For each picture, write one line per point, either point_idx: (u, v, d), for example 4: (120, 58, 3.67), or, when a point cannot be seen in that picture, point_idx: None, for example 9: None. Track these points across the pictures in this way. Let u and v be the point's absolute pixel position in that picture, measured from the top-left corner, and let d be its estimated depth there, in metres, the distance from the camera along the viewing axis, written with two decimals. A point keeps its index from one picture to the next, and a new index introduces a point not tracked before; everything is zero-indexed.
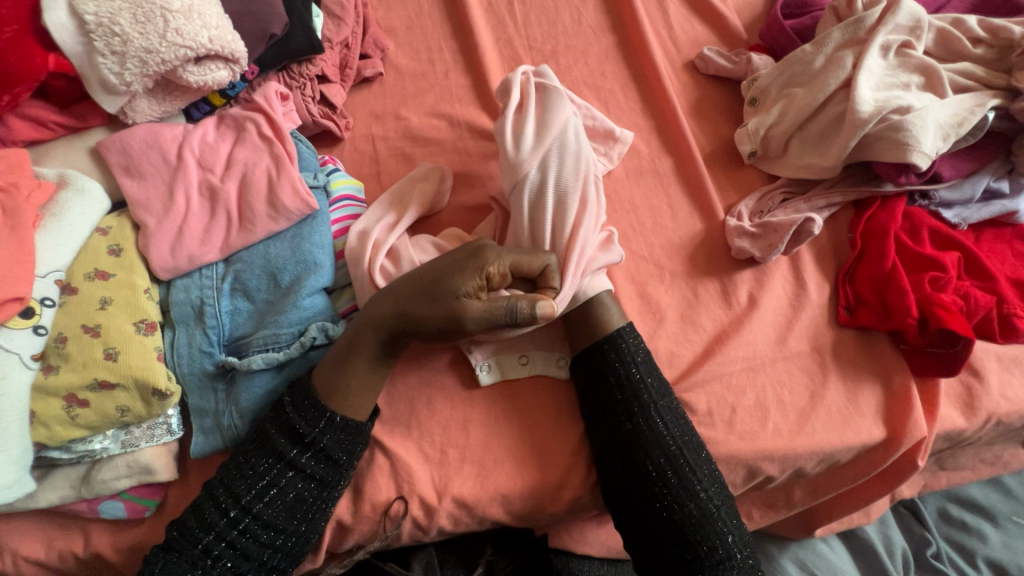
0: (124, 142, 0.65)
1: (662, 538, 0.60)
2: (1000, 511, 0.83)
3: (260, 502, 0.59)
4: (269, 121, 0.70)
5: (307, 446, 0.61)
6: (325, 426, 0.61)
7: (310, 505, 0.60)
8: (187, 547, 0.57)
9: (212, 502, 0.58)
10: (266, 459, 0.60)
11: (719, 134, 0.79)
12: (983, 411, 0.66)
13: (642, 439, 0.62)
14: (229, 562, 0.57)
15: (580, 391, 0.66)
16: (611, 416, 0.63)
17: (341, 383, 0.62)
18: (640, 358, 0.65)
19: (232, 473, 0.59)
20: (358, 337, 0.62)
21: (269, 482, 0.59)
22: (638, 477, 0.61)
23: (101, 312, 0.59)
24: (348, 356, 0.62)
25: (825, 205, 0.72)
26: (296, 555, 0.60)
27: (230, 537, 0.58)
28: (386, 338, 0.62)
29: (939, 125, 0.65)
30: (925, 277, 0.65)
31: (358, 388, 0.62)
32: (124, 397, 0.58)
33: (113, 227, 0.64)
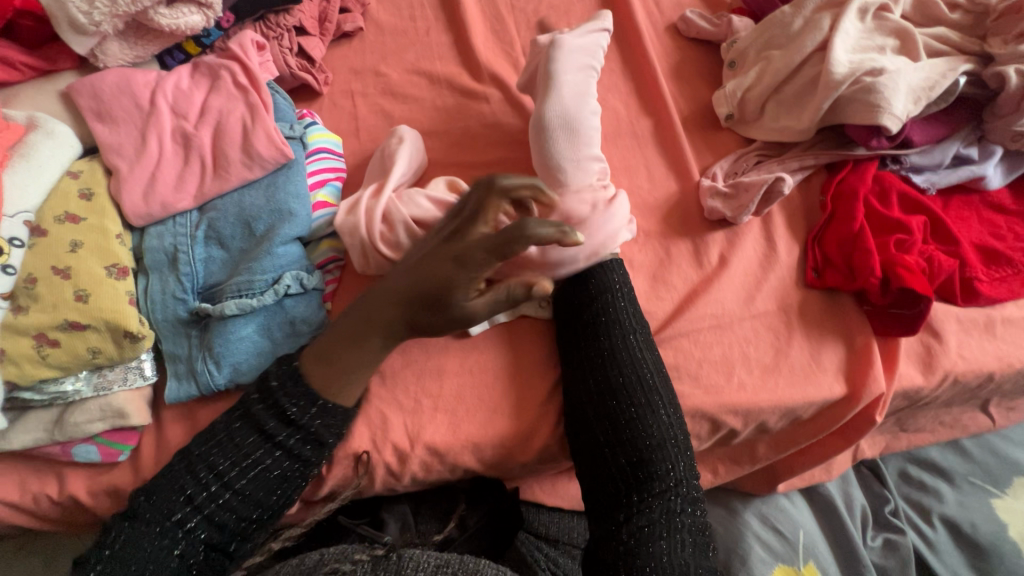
0: (95, 86, 0.65)
1: (615, 456, 0.62)
2: (957, 473, 0.86)
3: (243, 478, 0.59)
4: (245, 69, 0.69)
5: (296, 429, 0.61)
6: (318, 411, 0.62)
7: (290, 483, 0.61)
8: (163, 517, 0.57)
9: (191, 474, 0.58)
10: (252, 438, 0.60)
11: (698, 96, 0.80)
12: (941, 369, 0.68)
13: (617, 361, 0.64)
14: (203, 531, 0.58)
15: (562, 312, 0.68)
16: (589, 337, 0.66)
17: (338, 372, 0.61)
18: (626, 290, 0.68)
19: (214, 450, 0.59)
20: (355, 334, 0.60)
21: (253, 461, 0.60)
22: (608, 396, 0.63)
23: (72, 255, 0.59)
24: (346, 347, 0.60)
25: (798, 168, 0.72)
26: (266, 526, 0.61)
27: (208, 508, 0.58)
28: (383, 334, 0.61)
29: (911, 88, 0.66)
30: (891, 239, 0.67)
31: (356, 378, 0.62)
32: (95, 338, 0.58)
33: (84, 171, 0.64)
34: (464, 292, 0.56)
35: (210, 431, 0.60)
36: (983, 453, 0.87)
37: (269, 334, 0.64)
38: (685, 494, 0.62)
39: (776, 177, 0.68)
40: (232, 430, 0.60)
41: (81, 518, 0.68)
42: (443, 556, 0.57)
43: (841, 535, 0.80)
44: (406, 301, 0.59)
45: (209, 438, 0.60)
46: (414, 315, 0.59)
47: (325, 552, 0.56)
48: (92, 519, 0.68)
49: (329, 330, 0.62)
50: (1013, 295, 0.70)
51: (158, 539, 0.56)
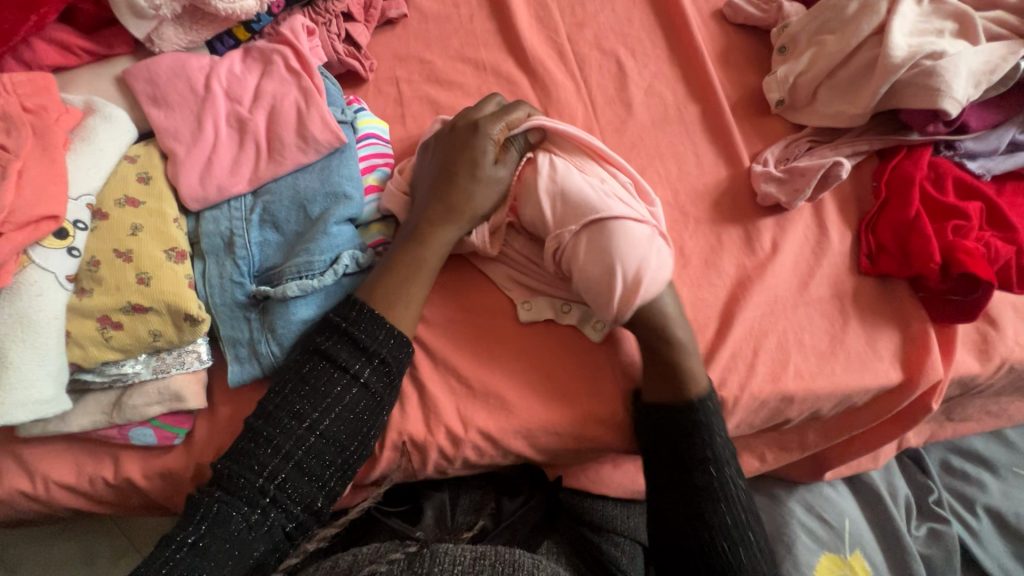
0: (151, 70, 0.65)
1: (694, 563, 0.61)
2: (1002, 464, 0.85)
3: (326, 418, 0.59)
4: (296, 54, 0.69)
5: (368, 358, 0.61)
6: (387, 337, 0.61)
7: (368, 420, 0.60)
8: (252, 475, 0.56)
9: (276, 427, 0.58)
10: (327, 375, 0.60)
11: (746, 82, 0.79)
12: (997, 356, 0.67)
13: (705, 459, 0.62)
14: (291, 484, 0.57)
15: (643, 422, 0.65)
16: (678, 442, 0.63)
17: (399, 291, 0.63)
18: (722, 440, 0.63)
19: (293, 398, 0.59)
20: (418, 234, 0.65)
21: (332, 399, 0.59)
22: (687, 484, 0.62)
23: (133, 238, 0.59)
24: (402, 268, 0.63)
25: (851, 153, 0.72)
26: (349, 475, 0.60)
27: (293, 459, 0.57)
28: (443, 227, 0.65)
29: (972, 72, 0.65)
30: (949, 224, 0.66)
31: (412, 301, 0.63)
32: (157, 321, 0.59)
33: (141, 155, 0.64)
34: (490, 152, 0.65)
35: (283, 377, 0.60)
36: None
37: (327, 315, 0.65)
38: None
39: (834, 162, 0.68)
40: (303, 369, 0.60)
41: (136, 501, 0.69)
42: (479, 549, 0.56)
43: (885, 524, 0.80)
44: (441, 200, 0.65)
45: (282, 385, 0.60)
46: (462, 195, 0.65)
47: (361, 552, 0.56)
48: (146, 502, 0.69)
49: (381, 263, 0.65)
50: None
51: (248, 506, 0.55)
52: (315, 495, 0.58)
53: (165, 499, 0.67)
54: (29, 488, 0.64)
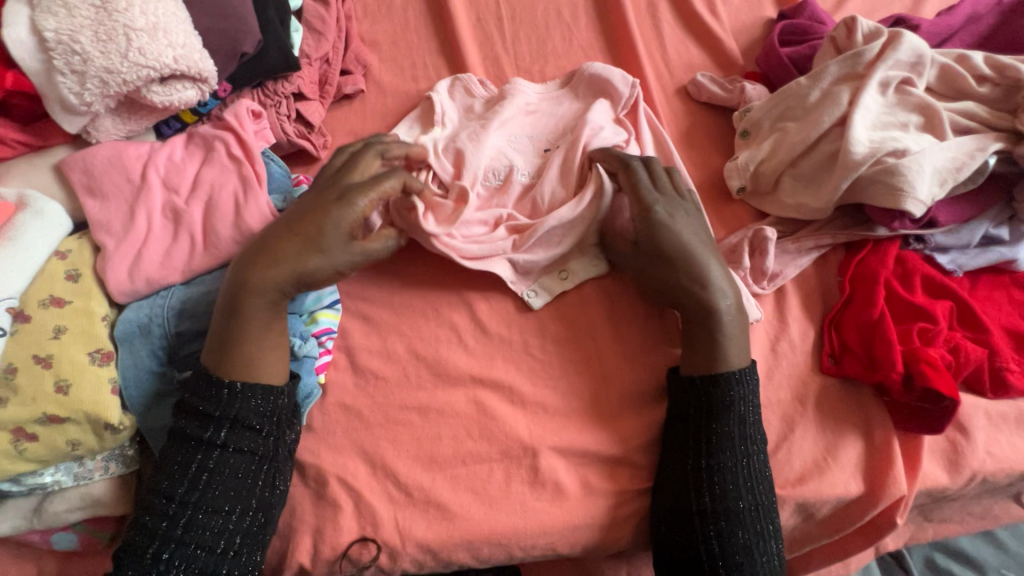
0: (87, 161, 0.63)
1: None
2: (990, 564, 0.80)
3: (194, 489, 0.56)
4: (240, 141, 0.68)
5: (218, 422, 0.57)
6: (229, 397, 0.58)
7: (251, 474, 0.58)
8: (161, 512, 0.55)
9: (150, 508, 0.56)
10: (184, 449, 0.57)
11: (710, 164, 0.76)
12: (969, 469, 0.63)
13: (729, 483, 0.60)
14: (179, 559, 0.54)
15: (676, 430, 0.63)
16: (704, 456, 0.61)
17: (241, 354, 0.58)
18: (752, 477, 0.61)
19: (160, 477, 0.56)
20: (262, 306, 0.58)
21: (195, 468, 0.56)
22: (704, 411, 0.61)
23: (54, 342, 0.57)
24: (235, 311, 0.58)
25: (813, 247, 0.69)
26: (255, 533, 0.58)
27: (199, 483, 0.56)
28: (287, 273, 0.59)
29: (937, 170, 0.62)
30: (914, 328, 0.63)
31: (255, 343, 0.59)
32: (75, 430, 0.56)
33: (72, 251, 0.62)
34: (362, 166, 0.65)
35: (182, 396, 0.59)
36: (1019, 545, 0.81)
37: None
38: None
39: (759, 228, 0.67)
40: (203, 373, 0.58)
41: None
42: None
43: None
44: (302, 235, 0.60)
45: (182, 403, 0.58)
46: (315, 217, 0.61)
47: None
48: None
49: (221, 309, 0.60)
50: None
51: None
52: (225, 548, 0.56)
53: None
54: None
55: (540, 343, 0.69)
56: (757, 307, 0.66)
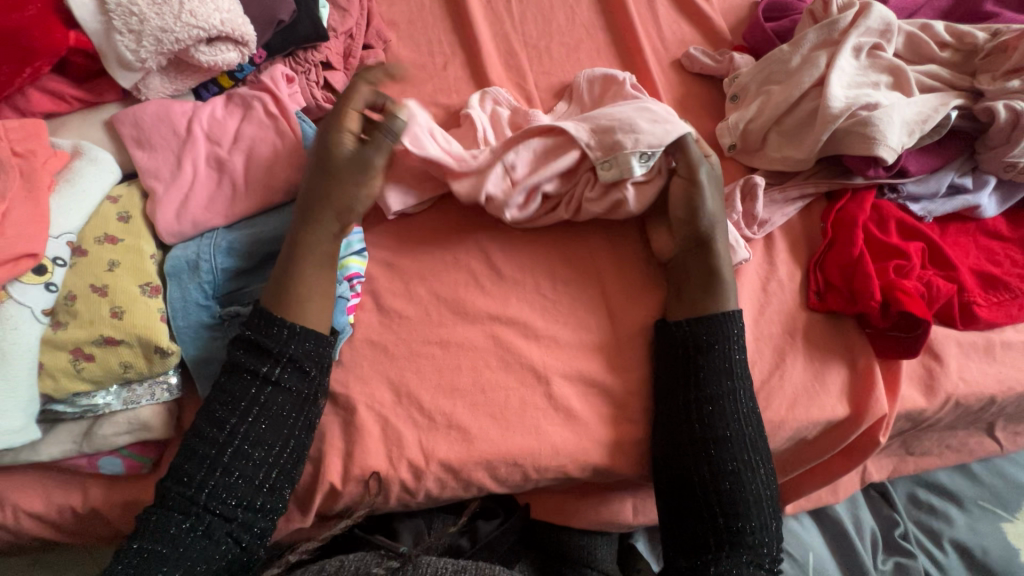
0: (137, 115, 0.69)
1: (698, 506, 0.65)
2: (968, 497, 0.86)
3: (245, 422, 0.62)
4: (275, 100, 0.74)
5: (275, 360, 0.63)
6: (290, 336, 0.64)
7: (293, 414, 0.64)
8: (208, 441, 0.61)
9: (200, 437, 0.61)
10: (240, 382, 0.63)
11: (703, 127, 0.83)
12: (942, 392, 0.70)
13: (724, 415, 0.66)
14: (223, 488, 0.60)
15: (668, 365, 0.69)
16: (701, 389, 0.67)
17: (296, 294, 0.65)
18: (746, 410, 0.67)
19: (214, 407, 0.62)
20: (301, 261, 0.66)
21: (248, 401, 0.62)
22: (690, 349, 0.68)
23: (109, 274, 0.62)
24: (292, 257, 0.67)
25: (798, 196, 0.76)
26: (288, 472, 0.63)
27: (250, 415, 0.62)
28: (317, 231, 0.67)
29: (905, 121, 0.69)
30: (889, 264, 0.69)
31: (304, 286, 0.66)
32: (128, 353, 0.61)
33: (123, 195, 0.68)
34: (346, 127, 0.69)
35: (240, 334, 0.64)
36: (992, 478, 0.87)
37: None
38: (757, 523, 0.64)
39: (748, 178, 0.75)
40: (261, 314, 0.64)
41: (102, 531, 0.70)
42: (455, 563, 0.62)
43: (852, 560, 0.80)
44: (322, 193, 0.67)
45: (238, 341, 0.64)
46: (326, 187, 0.67)
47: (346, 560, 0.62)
48: (112, 531, 0.70)
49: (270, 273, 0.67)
50: (1012, 319, 0.72)
51: (185, 514, 0.58)
52: (261, 478, 0.61)
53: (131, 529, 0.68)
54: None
55: (551, 285, 0.75)
56: (745, 248, 0.72)
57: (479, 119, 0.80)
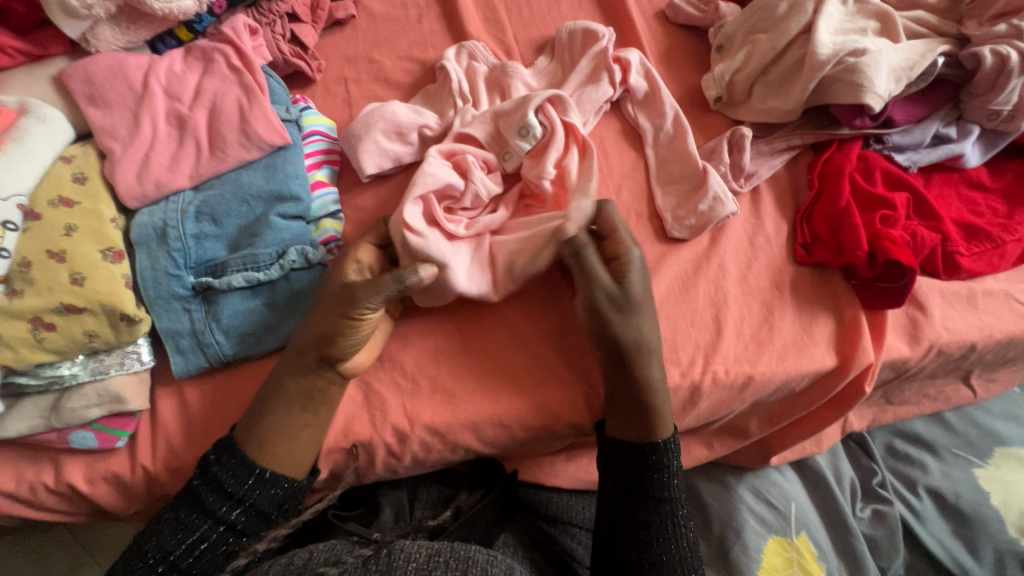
0: (88, 70, 0.65)
1: None
2: (941, 445, 0.88)
3: (190, 556, 0.57)
4: (238, 52, 0.70)
5: (236, 502, 0.58)
6: (254, 482, 0.59)
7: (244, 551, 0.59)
8: (146, 565, 0.56)
9: (140, 558, 0.56)
10: (194, 515, 0.58)
11: (688, 80, 0.81)
12: (926, 340, 0.70)
13: (661, 542, 0.62)
14: None
15: (612, 485, 0.65)
16: (639, 518, 0.63)
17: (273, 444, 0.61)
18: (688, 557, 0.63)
19: (161, 530, 0.57)
20: (289, 420, 0.61)
21: (198, 536, 0.57)
22: (630, 467, 0.64)
23: (66, 238, 0.59)
24: (262, 414, 0.61)
25: (785, 148, 0.75)
26: None
27: (196, 550, 0.57)
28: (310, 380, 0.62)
29: (892, 68, 0.68)
30: (876, 214, 0.69)
31: (288, 437, 0.61)
32: (92, 321, 0.58)
33: (77, 155, 0.64)
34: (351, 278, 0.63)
35: (205, 463, 0.59)
36: (965, 426, 0.90)
37: (258, 314, 0.64)
38: None
39: (735, 130, 0.74)
40: (227, 450, 0.59)
41: (78, 509, 0.67)
42: (434, 546, 0.52)
43: (831, 509, 0.82)
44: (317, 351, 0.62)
45: (203, 472, 0.59)
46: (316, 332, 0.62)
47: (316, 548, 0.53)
48: (89, 508, 0.67)
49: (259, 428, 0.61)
50: (992, 268, 0.73)
51: None
52: None
53: (106, 505, 0.66)
54: None
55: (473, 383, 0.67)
56: (734, 201, 0.70)
57: (454, 72, 0.77)
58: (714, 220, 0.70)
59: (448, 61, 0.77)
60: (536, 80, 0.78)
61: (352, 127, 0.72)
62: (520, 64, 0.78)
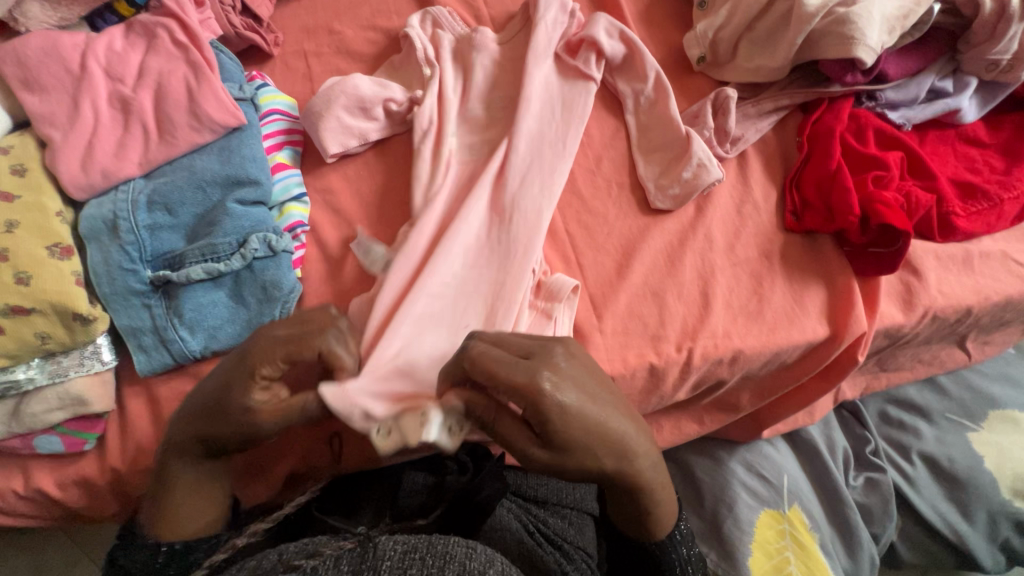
0: (18, 51, 0.60)
1: None
2: (936, 410, 0.87)
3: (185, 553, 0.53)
4: (183, 27, 0.65)
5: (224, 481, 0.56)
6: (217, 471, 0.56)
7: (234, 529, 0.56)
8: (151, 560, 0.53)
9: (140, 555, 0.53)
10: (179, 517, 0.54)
11: (669, 40, 0.76)
12: (921, 306, 0.68)
13: None
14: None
15: None
16: None
17: (165, 504, 0.54)
18: None
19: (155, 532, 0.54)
20: (179, 477, 0.54)
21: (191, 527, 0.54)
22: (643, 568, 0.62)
23: (8, 235, 0.55)
24: (169, 485, 0.54)
25: (773, 109, 0.71)
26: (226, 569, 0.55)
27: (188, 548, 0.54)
28: (189, 464, 0.55)
29: (886, 18, 0.64)
30: (869, 175, 0.65)
31: (196, 509, 0.55)
32: (42, 322, 0.55)
33: (15, 145, 0.59)
34: (258, 382, 0.49)
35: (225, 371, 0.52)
36: (959, 390, 0.88)
37: (221, 308, 0.60)
38: None
39: (719, 92, 0.70)
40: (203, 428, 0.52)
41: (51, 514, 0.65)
42: (411, 541, 0.47)
43: (824, 478, 0.81)
44: (200, 431, 0.52)
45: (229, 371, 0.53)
46: (206, 419, 0.51)
47: (287, 548, 0.48)
48: (64, 513, 0.65)
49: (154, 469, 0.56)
50: (989, 229, 0.70)
51: None
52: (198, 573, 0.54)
53: (80, 508, 0.64)
54: None
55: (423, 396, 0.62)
56: (719, 166, 0.67)
57: (418, 40, 0.72)
58: (698, 188, 0.67)
59: (412, 30, 0.72)
60: (506, 46, 0.74)
61: (312, 102, 0.68)
62: (489, 30, 0.74)
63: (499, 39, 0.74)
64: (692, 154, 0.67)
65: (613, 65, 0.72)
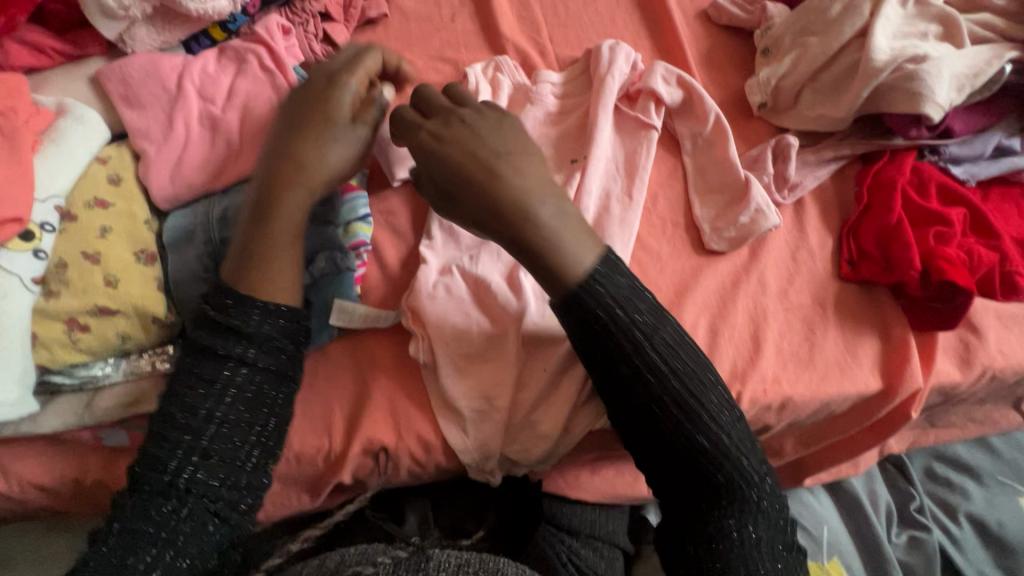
0: (124, 70, 0.65)
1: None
2: (986, 471, 0.84)
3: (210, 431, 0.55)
4: (271, 53, 0.69)
5: (240, 361, 0.55)
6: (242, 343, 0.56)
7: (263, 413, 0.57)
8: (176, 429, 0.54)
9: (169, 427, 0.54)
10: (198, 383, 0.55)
11: (730, 84, 0.78)
12: (979, 365, 0.66)
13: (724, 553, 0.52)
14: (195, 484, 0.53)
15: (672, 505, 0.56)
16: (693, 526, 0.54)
17: (260, 274, 0.58)
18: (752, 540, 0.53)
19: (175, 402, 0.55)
20: (282, 233, 0.59)
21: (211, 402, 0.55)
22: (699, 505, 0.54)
23: (102, 240, 0.59)
24: (265, 257, 0.57)
25: (832, 158, 0.71)
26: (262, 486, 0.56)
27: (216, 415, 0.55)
28: (290, 209, 0.58)
29: (955, 76, 0.64)
30: (930, 230, 0.65)
31: (278, 267, 0.58)
32: (124, 323, 0.58)
33: (112, 157, 0.64)
34: (329, 121, 0.61)
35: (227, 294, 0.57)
36: (1012, 452, 0.85)
37: None
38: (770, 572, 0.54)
39: (780, 138, 0.71)
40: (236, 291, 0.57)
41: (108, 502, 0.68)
42: (464, 555, 0.49)
43: (866, 533, 0.79)
44: (276, 190, 0.59)
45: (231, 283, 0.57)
46: (281, 197, 0.59)
47: (347, 551, 0.49)
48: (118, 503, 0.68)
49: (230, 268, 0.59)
50: None
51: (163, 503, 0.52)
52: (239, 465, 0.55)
53: None
54: (2, 486, 0.63)
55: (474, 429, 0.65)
56: (777, 213, 0.67)
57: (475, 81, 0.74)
58: (755, 233, 0.67)
59: (472, 70, 0.76)
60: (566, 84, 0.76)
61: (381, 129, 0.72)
62: (548, 71, 0.77)
63: (560, 78, 0.77)
64: (748, 202, 0.67)
65: (676, 106, 0.74)
